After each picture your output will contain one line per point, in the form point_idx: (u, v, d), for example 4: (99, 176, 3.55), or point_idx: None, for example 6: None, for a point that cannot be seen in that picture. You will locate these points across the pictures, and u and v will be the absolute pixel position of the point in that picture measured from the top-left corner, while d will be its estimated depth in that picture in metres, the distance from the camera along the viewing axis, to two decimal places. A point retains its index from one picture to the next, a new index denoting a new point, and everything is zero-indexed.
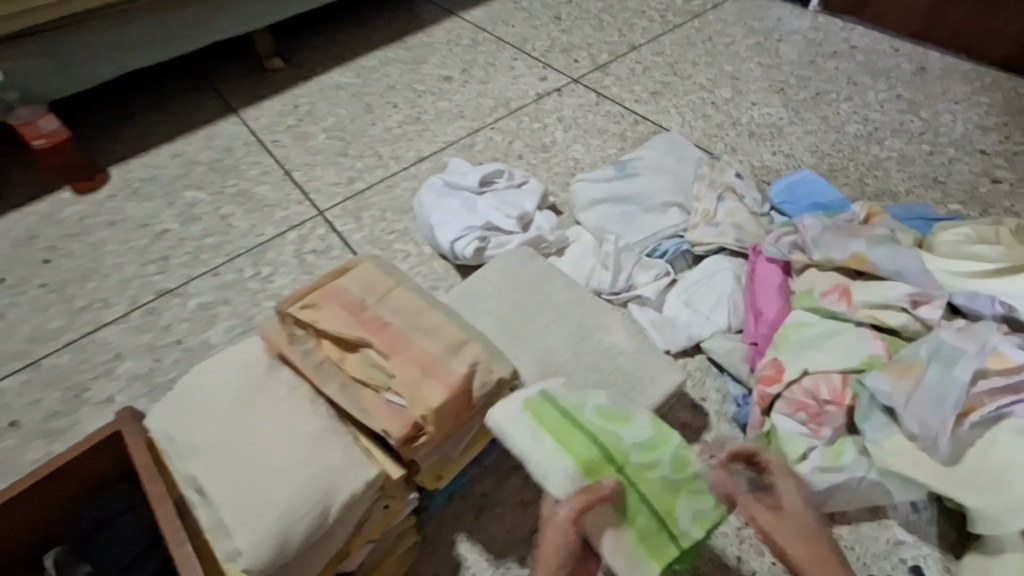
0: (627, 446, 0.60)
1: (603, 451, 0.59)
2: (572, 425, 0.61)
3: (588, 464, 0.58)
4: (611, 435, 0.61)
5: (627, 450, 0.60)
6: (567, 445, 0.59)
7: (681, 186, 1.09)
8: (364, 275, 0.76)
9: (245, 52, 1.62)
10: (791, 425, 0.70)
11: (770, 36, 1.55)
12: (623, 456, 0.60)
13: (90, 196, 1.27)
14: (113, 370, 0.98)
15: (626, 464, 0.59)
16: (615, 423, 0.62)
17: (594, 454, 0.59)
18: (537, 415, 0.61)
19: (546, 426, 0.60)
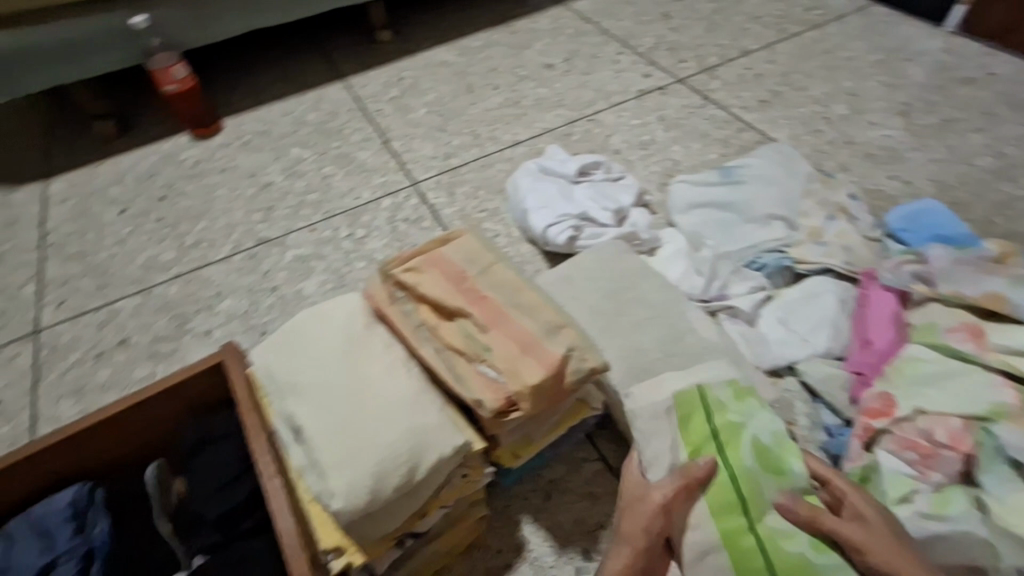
0: (767, 494, 0.60)
1: (737, 494, 0.60)
2: (713, 450, 0.64)
3: (716, 499, 0.61)
4: (756, 475, 0.62)
5: (764, 503, 0.60)
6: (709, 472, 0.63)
7: (788, 199, 1.04)
8: (465, 246, 0.77)
9: (358, 22, 1.67)
10: (895, 463, 0.66)
11: (897, 54, 1.46)
12: (757, 502, 0.60)
13: (207, 142, 1.36)
14: (214, 306, 1.05)
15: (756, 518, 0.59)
16: (764, 468, 0.62)
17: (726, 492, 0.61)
18: (682, 427, 0.68)
19: (688, 443, 0.66)
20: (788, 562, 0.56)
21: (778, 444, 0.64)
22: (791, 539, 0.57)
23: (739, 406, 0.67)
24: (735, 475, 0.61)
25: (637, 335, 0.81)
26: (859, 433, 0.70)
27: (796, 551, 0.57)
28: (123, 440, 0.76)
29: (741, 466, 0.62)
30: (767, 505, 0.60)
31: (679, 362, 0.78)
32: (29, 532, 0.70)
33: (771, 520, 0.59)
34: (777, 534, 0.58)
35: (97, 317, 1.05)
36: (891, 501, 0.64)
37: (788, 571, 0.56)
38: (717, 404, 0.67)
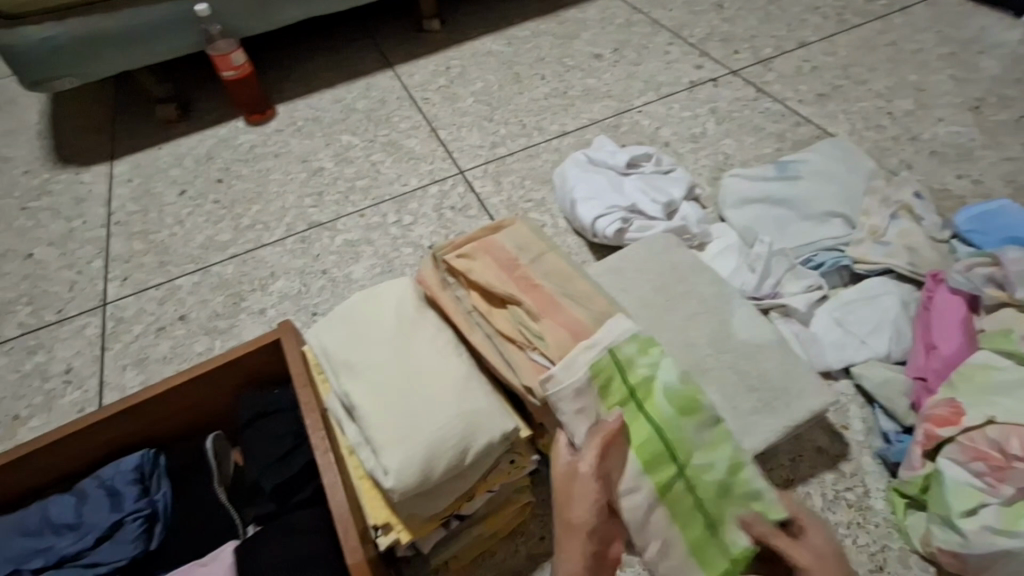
0: (688, 442, 0.61)
1: (664, 444, 0.61)
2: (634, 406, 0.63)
3: (646, 455, 0.61)
4: (674, 425, 0.62)
5: (688, 452, 0.61)
6: (632, 431, 0.62)
7: (846, 197, 1.00)
8: (518, 234, 0.78)
9: (407, 11, 1.69)
10: (962, 473, 0.63)
11: (969, 46, 1.38)
12: (681, 447, 0.61)
13: (262, 127, 1.40)
14: (267, 286, 1.08)
15: (687, 464, 0.61)
16: (682, 414, 0.62)
17: (655, 447, 0.61)
18: (603, 387, 0.63)
19: (609, 405, 0.64)
20: (713, 495, 0.60)
21: (686, 392, 0.63)
22: (711, 473, 0.60)
23: (648, 358, 0.65)
24: (658, 427, 0.61)
25: (688, 329, 0.80)
26: (921, 441, 0.67)
27: (717, 483, 0.60)
28: (186, 409, 0.80)
29: (657, 415, 0.62)
30: (690, 453, 0.61)
31: (731, 359, 0.77)
32: (97, 491, 0.74)
33: (695, 463, 0.61)
34: (701, 472, 0.60)
35: (159, 293, 1.10)
36: (955, 514, 0.62)
37: (714, 501, 0.60)
38: (626, 359, 0.65)
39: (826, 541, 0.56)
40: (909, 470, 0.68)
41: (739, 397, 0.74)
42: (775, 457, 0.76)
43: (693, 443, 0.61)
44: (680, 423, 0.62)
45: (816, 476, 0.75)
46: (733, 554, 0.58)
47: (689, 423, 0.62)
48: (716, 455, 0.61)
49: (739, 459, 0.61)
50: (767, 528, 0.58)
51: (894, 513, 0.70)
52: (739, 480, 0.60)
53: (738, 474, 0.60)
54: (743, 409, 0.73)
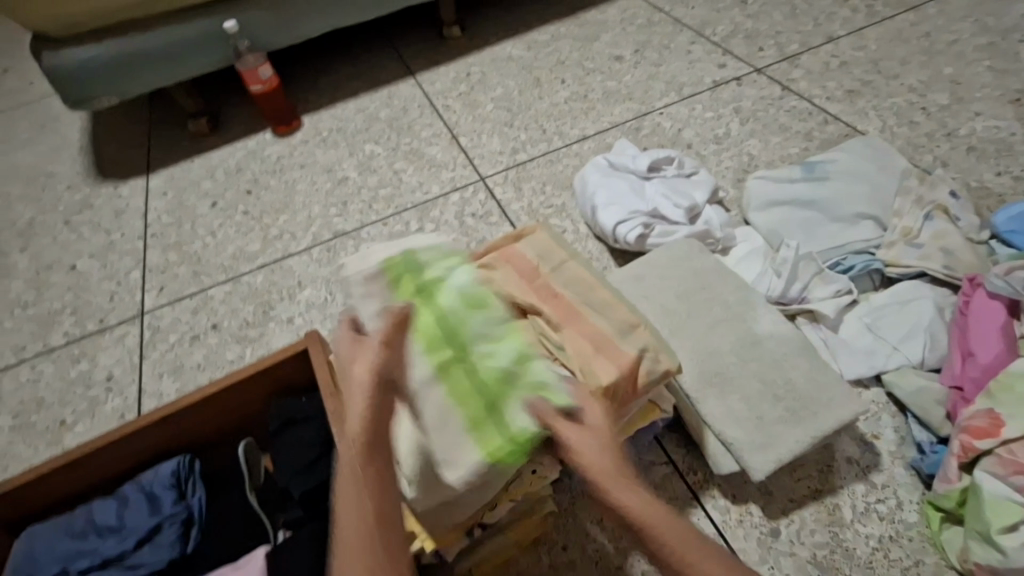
0: (481, 351, 0.65)
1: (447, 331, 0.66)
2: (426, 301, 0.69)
3: (429, 338, 0.65)
4: (472, 335, 0.66)
5: (482, 359, 0.65)
6: (433, 337, 0.66)
7: (876, 197, 0.97)
8: (539, 242, 0.78)
9: (428, 19, 1.71)
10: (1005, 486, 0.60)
11: (1009, 35, 1.32)
12: (462, 335, 0.66)
13: (289, 139, 1.44)
14: (295, 295, 1.11)
15: (467, 350, 0.65)
16: (466, 306, 0.68)
17: (438, 333, 0.66)
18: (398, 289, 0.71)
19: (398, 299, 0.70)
20: (498, 388, 0.63)
21: (493, 314, 0.68)
22: (502, 373, 0.63)
23: (467, 295, 0.69)
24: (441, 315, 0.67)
25: (710, 337, 0.79)
26: (958, 452, 0.65)
27: (496, 367, 0.64)
28: (219, 417, 0.83)
29: (459, 329, 0.66)
30: (482, 359, 0.65)
31: (757, 368, 0.76)
32: (137, 495, 0.77)
33: (477, 350, 0.65)
34: (483, 358, 0.65)
35: (193, 302, 1.14)
36: (994, 529, 0.59)
37: (496, 385, 0.63)
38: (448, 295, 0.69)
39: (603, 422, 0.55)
40: (944, 483, 0.66)
41: (765, 407, 0.73)
42: (803, 468, 0.75)
43: (486, 351, 0.65)
44: (466, 313, 0.68)
45: (846, 487, 0.73)
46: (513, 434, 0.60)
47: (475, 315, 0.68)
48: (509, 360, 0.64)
49: (528, 358, 0.64)
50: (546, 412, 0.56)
51: (929, 527, 0.68)
52: (525, 372, 0.63)
53: (526, 374, 0.63)
54: (769, 419, 0.72)
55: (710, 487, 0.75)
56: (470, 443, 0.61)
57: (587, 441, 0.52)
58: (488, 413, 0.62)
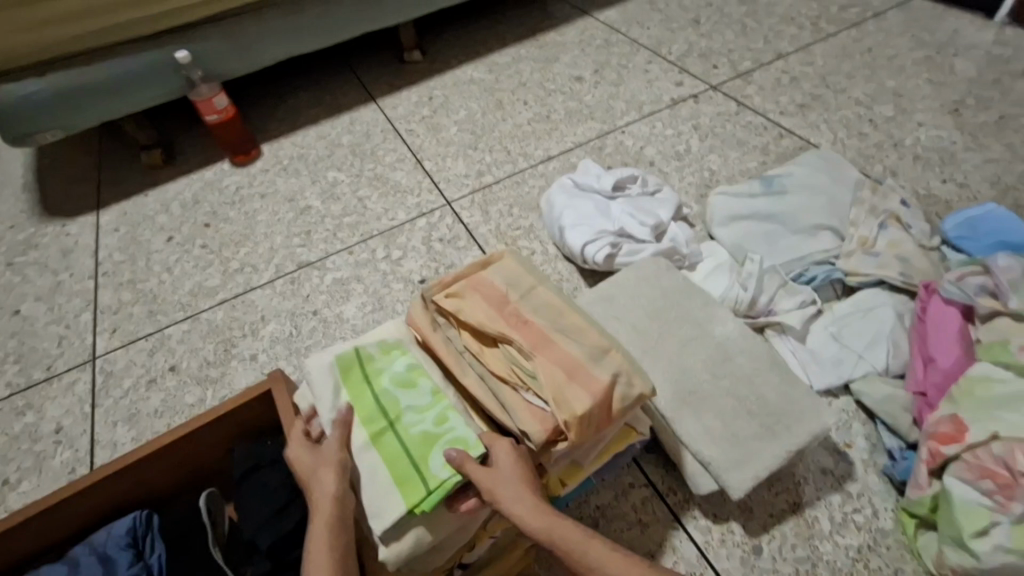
0: (400, 404, 0.66)
1: (378, 400, 0.67)
2: (362, 373, 0.70)
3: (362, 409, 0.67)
4: (389, 391, 0.68)
5: (401, 411, 0.66)
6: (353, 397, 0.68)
7: (832, 208, 1.00)
8: (506, 270, 0.78)
9: (387, 44, 1.70)
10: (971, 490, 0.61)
11: (943, 50, 1.39)
12: (392, 401, 0.67)
13: (247, 168, 1.40)
14: (258, 331, 1.07)
15: (395, 414, 0.66)
16: (398, 371, 0.69)
17: (371, 403, 0.67)
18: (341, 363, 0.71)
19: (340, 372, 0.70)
20: (417, 439, 0.64)
21: (412, 369, 0.70)
22: (421, 424, 0.65)
23: (385, 356, 0.71)
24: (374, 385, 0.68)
25: (683, 355, 0.79)
26: (929, 462, 0.66)
27: (422, 428, 0.65)
28: (178, 466, 0.79)
29: (377, 388, 0.68)
30: (401, 412, 0.66)
31: (730, 384, 0.76)
32: (88, 558, 0.71)
33: (404, 413, 0.66)
34: (409, 420, 0.65)
35: (148, 343, 1.08)
36: (966, 535, 0.60)
37: (420, 445, 0.63)
38: (366, 356, 0.71)
39: (512, 461, 0.62)
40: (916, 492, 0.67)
41: (740, 423, 0.73)
42: (780, 482, 0.75)
43: (406, 405, 0.66)
44: (397, 379, 0.69)
45: (823, 499, 0.73)
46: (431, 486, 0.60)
47: (406, 380, 0.69)
48: (428, 411, 0.66)
49: (448, 412, 0.66)
50: (462, 456, 0.61)
51: (905, 533, 0.69)
52: (446, 432, 0.64)
53: (445, 424, 0.65)
54: (745, 434, 0.72)
55: (691, 507, 0.74)
56: (392, 497, 0.60)
57: (499, 481, 0.59)
58: (406, 463, 0.62)
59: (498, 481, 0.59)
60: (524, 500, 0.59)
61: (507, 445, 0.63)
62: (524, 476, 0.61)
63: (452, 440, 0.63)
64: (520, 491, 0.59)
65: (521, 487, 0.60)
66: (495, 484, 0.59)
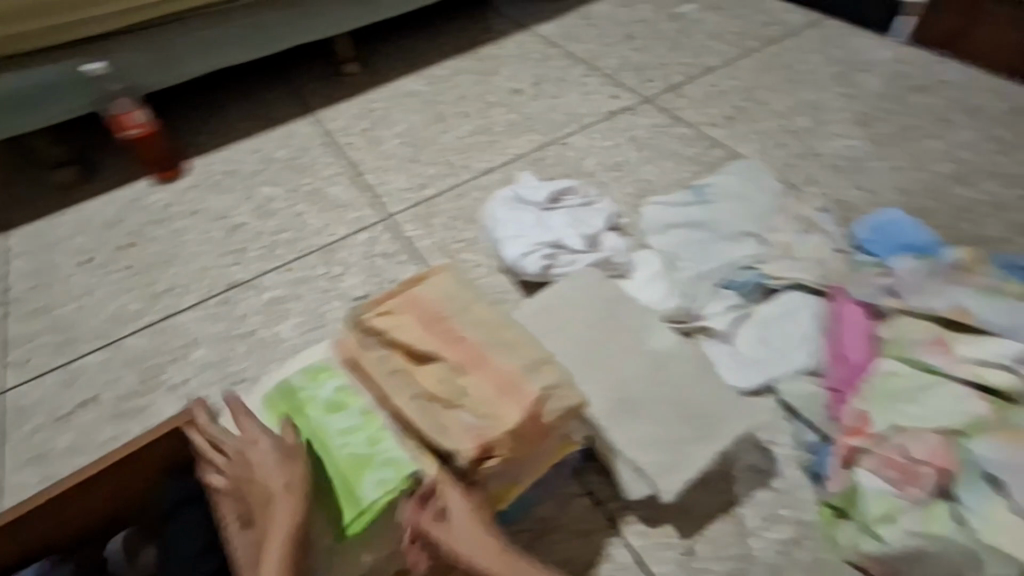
0: (329, 429, 0.66)
1: (307, 428, 0.68)
2: (291, 403, 0.70)
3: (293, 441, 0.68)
4: (320, 418, 0.68)
5: (329, 437, 0.66)
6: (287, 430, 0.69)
7: (756, 216, 1.05)
8: (439, 285, 0.76)
9: (325, 55, 1.67)
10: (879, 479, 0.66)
11: (853, 65, 1.50)
12: (320, 427, 0.67)
13: (174, 185, 1.34)
14: (189, 356, 1.02)
15: (325, 441, 0.66)
16: (329, 396, 0.69)
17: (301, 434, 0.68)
18: (272, 398, 0.72)
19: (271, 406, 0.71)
20: (348, 463, 0.64)
21: (340, 392, 0.70)
22: (351, 446, 0.65)
23: (313, 381, 0.71)
24: (302, 416, 0.69)
25: (620, 363, 0.80)
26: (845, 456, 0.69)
27: (350, 452, 0.65)
28: (91, 508, 0.74)
29: (306, 417, 0.69)
30: (330, 437, 0.66)
31: (667, 390, 0.78)
32: None
33: (333, 439, 0.66)
34: (338, 445, 0.65)
35: (65, 373, 1.02)
36: (871, 521, 0.65)
37: (348, 469, 0.64)
38: (293, 386, 0.71)
39: (462, 507, 0.62)
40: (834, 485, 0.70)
41: (678, 428, 0.75)
42: (713, 482, 0.77)
43: (334, 429, 0.67)
44: (326, 404, 0.69)
45: (752, 496, 0.76)
46: (360, 511, 0.61)
47: (336, 405, 0.69)
48: (358, 433, 0.66)
49: (377, 433, 0.66)
50: (415, 515, 0.62)
51: (825, 525, 0.73)
52: (376, 453, 0.64)
53: (377, 445, 0.65)
54: (684, 438, 0.75)
55: (629, 512, 0.76)
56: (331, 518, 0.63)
57: (453, 534, 0.60)
58: (341, 490, 0.63)
59: (451, 534, 0.60)
60: (480, 546, 0.59)
61: (456, 493, 0.63)
62: (474, 519, 0.61)
63: (381, 461, 0.64)
64: (475, 538, 0.60)
65: (474, 536, 0.60)
66: (450, 538, 0.60)
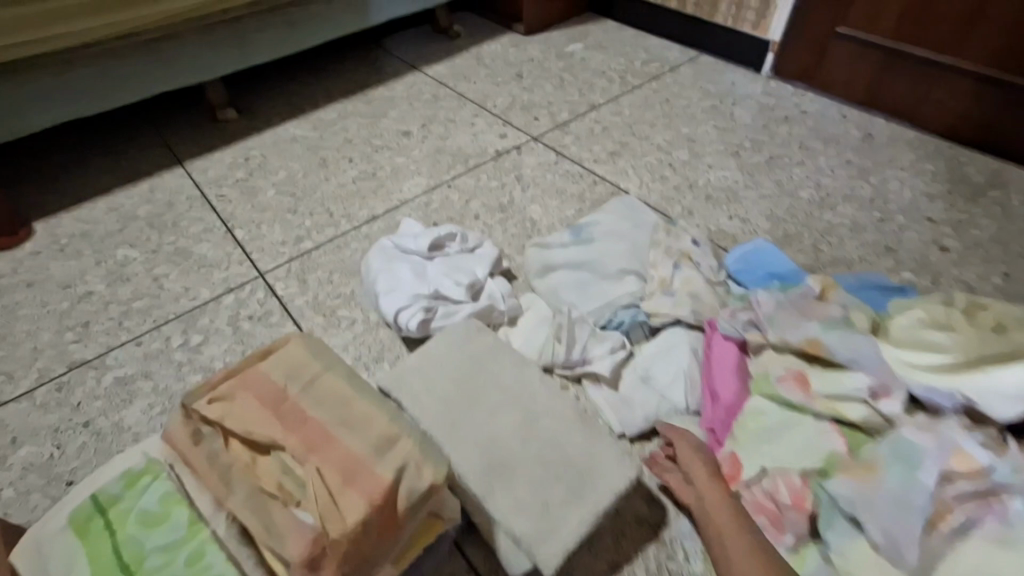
0: (145, 550, 0.57)
1: (116, 552, 0.57)
2: (100, 522, 0.59)
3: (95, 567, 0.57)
4: (136, 535, 0.58)
5: (143, 559, 0.57)
6: (87, 558, 0.57)
7: (636, 253, 1.05)
8: (288, 357, 0.70)
9: (198, 102, 1.57)
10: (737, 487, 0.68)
11: (724, 99, 1.58)
12: (133, 550, 0.57)
13: (9, 253, 1.18)
14: (5, 459, 0.88)
15: (137, 566, 0.56)
16: (154, 509, 0.60)
17: (108, 558, 0.57)
18: (76, 516, 0.60)
19: (74, 522, 0.60)
20: None
21: (164, 502, 0.60)
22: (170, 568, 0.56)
23: (135, 490, 0.61)
24: (114, 536, 0.58)
25: (493, 424, 0.76)
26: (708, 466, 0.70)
27: None
28: None
29: (118, 535, 0.58)
30: (145, 559, 0.57)
31: (536, 448, 0.74)
32: None
33: (148, 564, 0.56)
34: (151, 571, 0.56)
35: None
36: None
37: None
38: (109, 498, 0.61)
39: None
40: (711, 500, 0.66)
41: (549, 488, 0.71)
42: (598, 541, 0.74)
43: (151, 549, 0.57)
44: (147, 521, 0.59)
45: (640, 552, 0.73)
46: None
47: (158, 521, 0.59)
48: (180, 551, 0.57)
49: (202, 550, 0.57)
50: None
51: None
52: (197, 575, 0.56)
53: (200, 563, 0.56)
54: (555, 501, 0.70)
55: None
56: None
57: None
58: None
59: None
60: None
61: None
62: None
63: None
64: None
65: None
66: None
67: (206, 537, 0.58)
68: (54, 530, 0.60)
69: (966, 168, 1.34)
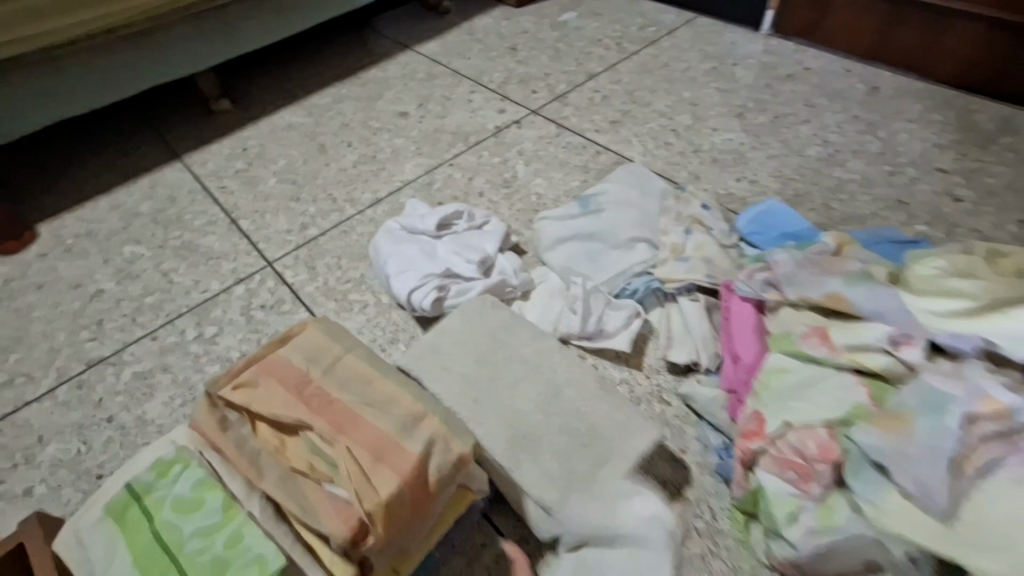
0: (184, 536, 0.56)
1: (157, 540, 0.57)
2: (137, 512, 0.59)
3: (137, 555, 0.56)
4: (173, 522, 0.58)
5: (184, 544, 0.56)
6: (129, 547, 0.57)
7: (646, 220, 1.04)
8: (308, 341, 0.72)
9: (191, 94, 1.54)
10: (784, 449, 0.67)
11: (725, 60, 1.55)
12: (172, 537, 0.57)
13: (16, 257, 1.18)
14: (33, 457, 0.89)
15: (179, 552, 0.55)
16: (188, 495, 0.59)
17: (149, 545, 0.57)
18: (110, 507, 0.59)
19: (110, 512, 0.59)
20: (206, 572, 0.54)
21: (197, 487, 0.60)
22: (207, 551, 0.55)
23: (167, 478, 0.61)
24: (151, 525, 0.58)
25: (516, 397, 0.76)
26: None
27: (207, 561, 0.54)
28: None
29: (156, 523, 0.58)
30: (185, 545, 0.56)
31: (560, 419, 0.74)
32: None
33: (189, 548, 0.55)
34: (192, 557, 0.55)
35: None
36: (780, 524, 0.64)
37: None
38: (141, 488, 0.60)
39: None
40: None
41: (575, 456, 0.71)
42: None
43: (189, 534, 0.56)
44: (183, 508, 0.58)
45: None
46: None
47: (193, 509, 0.58)
48: (217, 533, 0.56)
49: (238, 533, 0.56)
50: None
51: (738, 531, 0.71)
52: (236, 555, 0.54)
53: (239, 545, 0.55)
54: (581, 468, 0.70)
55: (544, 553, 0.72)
56: None
57: None
58: None
59: None
60: None
61: None
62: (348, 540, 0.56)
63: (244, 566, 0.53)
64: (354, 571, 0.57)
65: None
66: None
67: (242, 521, 0.57)
68: (92, 523, 0.59)
69: (975, 116, 1.31)
